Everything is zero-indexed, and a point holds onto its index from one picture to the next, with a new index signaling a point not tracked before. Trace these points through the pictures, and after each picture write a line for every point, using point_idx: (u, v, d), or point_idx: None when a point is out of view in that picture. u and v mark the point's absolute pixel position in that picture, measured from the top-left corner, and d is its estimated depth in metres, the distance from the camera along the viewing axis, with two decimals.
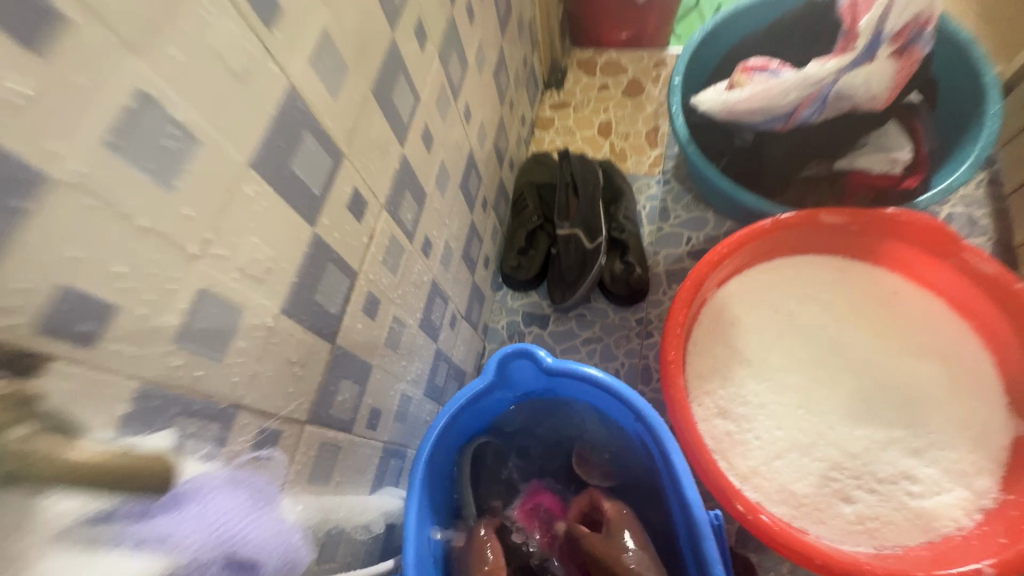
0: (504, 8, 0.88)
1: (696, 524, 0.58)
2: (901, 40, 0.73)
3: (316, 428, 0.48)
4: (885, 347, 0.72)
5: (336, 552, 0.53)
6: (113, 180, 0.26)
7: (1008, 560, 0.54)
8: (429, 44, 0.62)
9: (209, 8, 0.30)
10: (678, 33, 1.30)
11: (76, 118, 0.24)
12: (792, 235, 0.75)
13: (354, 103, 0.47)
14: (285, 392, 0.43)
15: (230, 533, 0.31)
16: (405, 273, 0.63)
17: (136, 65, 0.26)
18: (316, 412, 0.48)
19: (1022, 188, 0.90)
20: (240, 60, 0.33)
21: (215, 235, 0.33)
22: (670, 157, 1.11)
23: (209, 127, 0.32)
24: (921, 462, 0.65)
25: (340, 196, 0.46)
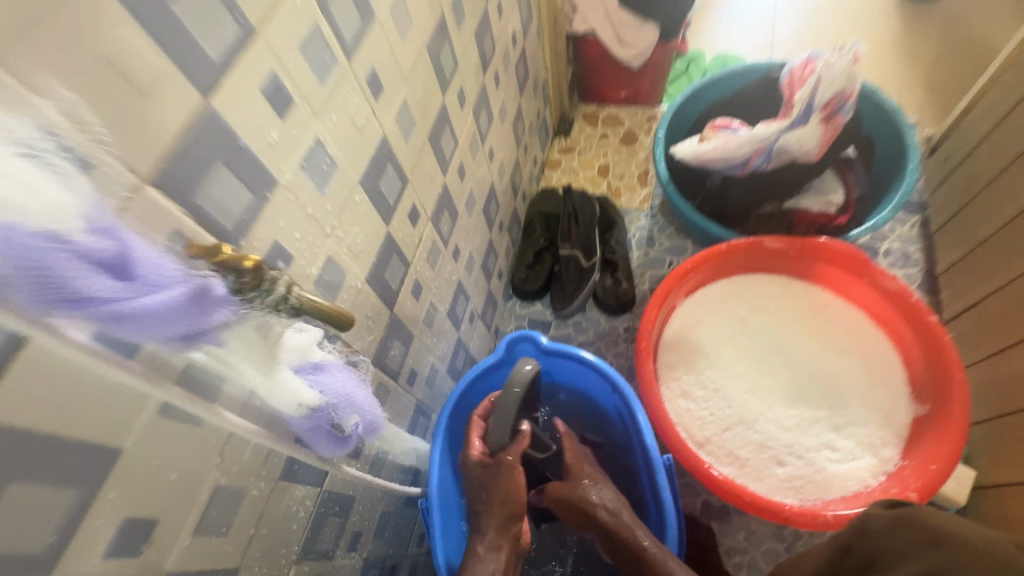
0: (522, 74, 1.12)
1: (653, 464, 0.77)
2: (828, 109, 0.94)
3: (377, 369, 0.68)
4: (816, 347, 0.91)
5: (382, 469, 0.71)
6: (301, 186, 0.48)
7: (920, 492, 0.71)
8: (466, 104, 0.85)
9: (349, 92, 0.52)
10: (670, 93, 1.54)
11: (292, 152, 0.46)
12: (743, 257, 0.95)
13: (417, 146, 0.69)
14: (362, 336, 0.63)
15: (348, 395, 0.48)
16: (440, 270, 0.84)
17: (317, 124, 0.48)
18: (378, 357, 0.67)
19: (943, 228, 1.08)
20: (361, 120, 0.55)
21: (339, 224, 0.55)
22: (658, 195, 1.33)
23: (343, 159, 0.53)
24: (840, 435, 0.83)
25: (404, 207, 0.68)
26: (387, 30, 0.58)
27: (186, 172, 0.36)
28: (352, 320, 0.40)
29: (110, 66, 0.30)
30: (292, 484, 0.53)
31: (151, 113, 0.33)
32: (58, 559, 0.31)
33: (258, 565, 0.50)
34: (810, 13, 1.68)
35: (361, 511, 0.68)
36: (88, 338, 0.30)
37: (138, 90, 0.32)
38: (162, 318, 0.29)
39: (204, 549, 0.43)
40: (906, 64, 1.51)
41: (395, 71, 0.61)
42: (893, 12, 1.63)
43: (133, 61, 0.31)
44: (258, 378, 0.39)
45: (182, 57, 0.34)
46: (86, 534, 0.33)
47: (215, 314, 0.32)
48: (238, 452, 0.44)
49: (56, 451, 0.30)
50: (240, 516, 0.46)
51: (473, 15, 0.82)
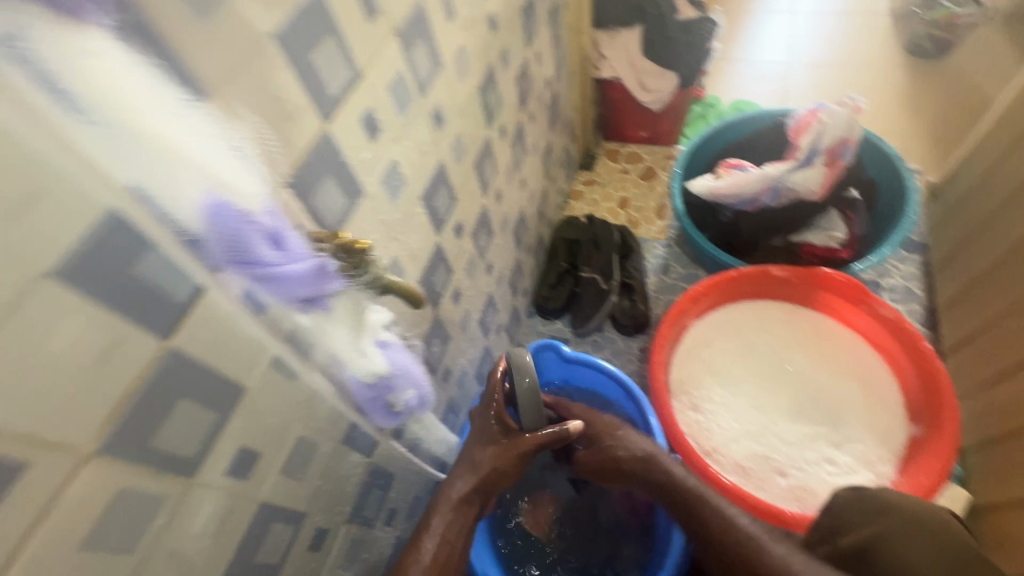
0: (553, 113, 1.25)
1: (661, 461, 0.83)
2: (830, 154, 1.04)
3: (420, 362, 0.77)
4: (818, 369, 0.97)
5: (417, 453, 0.79)
6: (380, 197, 0.59)
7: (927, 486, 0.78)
8: (505, 138, 0.97)
9: (419, 123, 0.63)
10: (688, 135, 1.66)
11: (377, 169, 0.57)
12: (751, 283, 1.03)
13: (465, 171, 0.80)
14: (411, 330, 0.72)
15: (404, 368, 0.57)
16: (475, 281, 0.94)
17: (395, 148, 0.60)
18: (421, 351, 0.77)
19: (942, 267, 1.16)
20: (426, 147, 0.66)
21: (402, 231, 0.65)
22: (673, 226, 1.43)
23: (410, 177, 0.64)
24: (840, 451, 0.89)
25: (451, 222, 0.78)
26: (450, 75, 0.70)
27: (308, 179, 0.47)
28: (423, 301, 0.49)
29: (271, 98, 0.41)
30: (349, 449, 0.61)
31: (292, 133, 0.44)
32: (197, 467, 0.41)
33: (320, 516, 0.59)
34: (821, 68, 1.80)
35: (398, 490, 0.76)
36: (243, 297, 0.40)
37: (286, 116, 0.42)
38: (294, 282, 0.40)
39: (286, 489, 0.52)
40: (911, 116, 1.62)
41: (453, 108, 0.73)
42: (899, 69, 1.75)
43: (285, 95, 0.42)
44: (343, 345, 0.48)
45: (314, 93, 0.45)
46: (216, 452, 0.42)
47: (331, 282, 0.42)
48: (316, 410, 0.54)
49: (209, 381, 0.40)
50: (311, 467, 0.55)
51: (516, 62, 0.95)
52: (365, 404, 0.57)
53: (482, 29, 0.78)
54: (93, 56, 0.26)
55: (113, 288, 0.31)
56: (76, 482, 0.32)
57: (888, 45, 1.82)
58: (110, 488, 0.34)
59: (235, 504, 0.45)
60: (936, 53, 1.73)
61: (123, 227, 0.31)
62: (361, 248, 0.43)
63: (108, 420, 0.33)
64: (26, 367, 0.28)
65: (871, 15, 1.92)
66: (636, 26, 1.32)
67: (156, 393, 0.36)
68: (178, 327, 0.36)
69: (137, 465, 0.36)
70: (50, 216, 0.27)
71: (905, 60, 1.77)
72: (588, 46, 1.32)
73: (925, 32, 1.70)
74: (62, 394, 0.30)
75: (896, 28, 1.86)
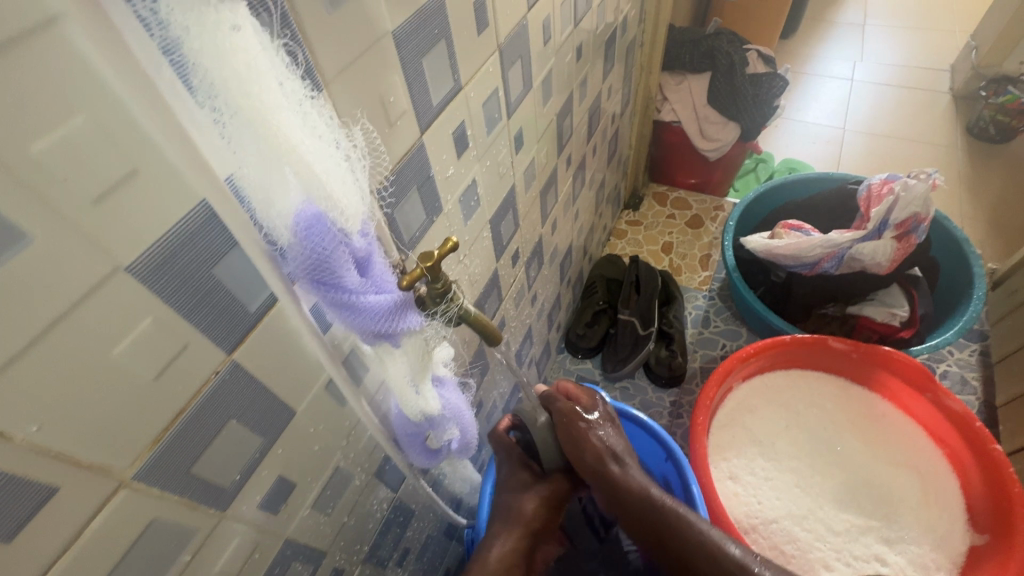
0: (611, 149, 1.22)
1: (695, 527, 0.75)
2: (902, 229, 0.98)
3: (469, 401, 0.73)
4: (872, 455, 0.91)
5: (443, 492, 0.73)
6: (456, 214, 0.55)
7: None
8: (569, 168, 0.94)
9: (502, 145, 0.61)
10: (737, 188, 1.63)
11: (458, 185, 0.53)
12: (806, 352, 0.98)
13: (532, 197, 0.77)
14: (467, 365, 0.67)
15: (457, 411, 0.50)
16: (520, 312, 0.90)
17: (476, 166, 0.56)
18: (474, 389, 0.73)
19: (1004, 360, 1.09)
20: (503, 168, 0.63)
21: (468, 252, 0.61)
22: (717, 279, 1.37)
23: (485, 198, 0.61)
24: (892, 549, 0.82)
25: (511, 248, 0.75)
26: (536, 98, 0.67)
27: (398, 189, 0.43)
28: (500, 341, 0.44)
29: (378, 99, 0.37)
30: (379, 484, 0.55)
31: (391, 139, 0.40)
32: (232, 498, 0.35)
33: (339, 555, 0.53)
34: (878, 138, 1.77)
35: (415, 529, 0.69)
36: (312, 315, 0.36)
37: (388, 121, 0.39)
38: (373, 318, 0.35)
39: (313, 525, 0.46)
40: (969, 200, 1.57)
41: (532, 133, 0.70)
42: (957, 150, 1.71)
43: (391, 99, 0.39)
44: (396, 378, 0.43)
45: (418, 99, 0.42)
46: (255, 481, 0.37)
47: (408, 323, 0.37)
48: (357, 439, 0.49)
49: (264, 401, 0.35)
50: (341, 502, 0.49)
51: (590, 94, 0.93)
52: (403, 439, 0.51)
53: (569, 57, 0.76)
54: (233, 33, 0.22)
55: (190, 288, 0.27)
56: (107, 514, 0.27)
57: (949, 124, 1.78)
58: (142, 520, 0.29)
59: (261, 541, 0.40)
60: (999, 138, 1.68)
61: (211, 222, 0.27)
62: (448, 251, 0.38)
63: (152, 444, 0.28)
64: (79, 377, 0.24)
65: (932, 94, 1.89)
66: (705, 74, 1.35)
67: (208, 413, 0.31)
68: (244, 339, 0.32)
69: (172, 495, 0.31)
70: (140, 197, 0.24)
71: (965, 143, 1.73)
72: (654, 88, 1.31)
73: (989, 116, 1.66)
74: (115, 412, 0.26)
75: (957, 109, 1.83)
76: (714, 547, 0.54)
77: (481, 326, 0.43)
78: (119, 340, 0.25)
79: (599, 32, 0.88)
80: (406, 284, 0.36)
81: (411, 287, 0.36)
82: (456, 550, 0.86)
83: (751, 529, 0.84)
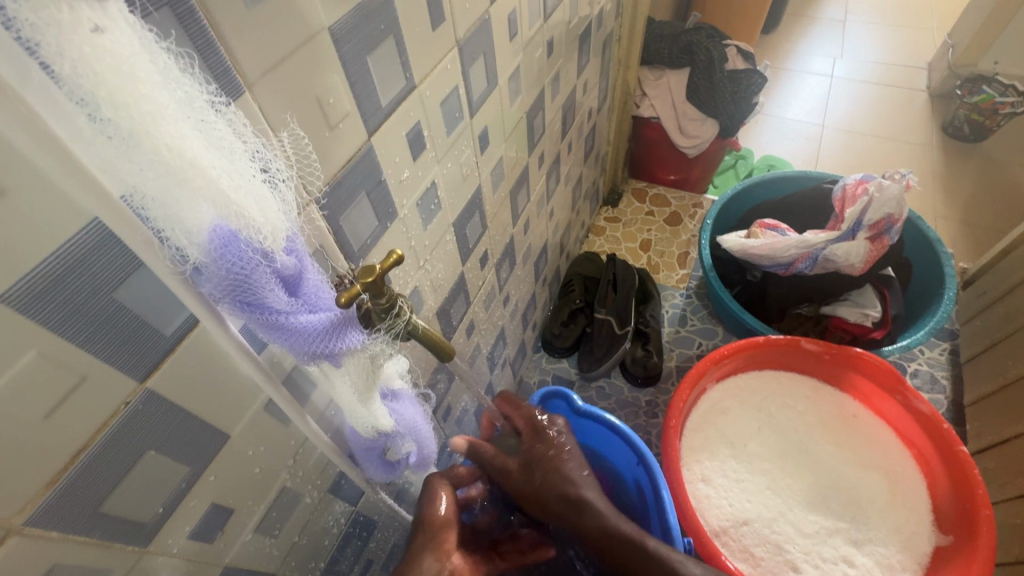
0: (589, 145, 1.19)
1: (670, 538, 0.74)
2: (875, 230, 0.98)
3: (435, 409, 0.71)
4: (842, 456, 0.91)
5: (408, 501, 0.71)
6: (414, 218, 0.52)
7: None
8: (542, 166, 0.91)
9: (464, 146, 0.58)
10: (716, 185, 1.62)
11: (414, 188, 0.50)
12: (780, 353, 0.98)
13: (501, 198, 0.75)
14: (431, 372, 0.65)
15: (413, 425, 0.48)
16: (492, 315, 0.87)
17: (436, 167, 0.53)
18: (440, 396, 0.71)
19: (973, 360, 1.10)
20: (467, 170, 0.61)
21: (429, 258, 0.58)
22: (695, 277, 1.36)
23: (447, 201, 0.58)
24: (859, 551, 0.82)
25: (478, 250, 0.72)
26: (502, 96, 0.65)
27: (341, 197, 0.40)
28: (453, 356, 0.42)
29: (315, 101, 0.34)
30: (334, 499, 0.53)
31: (331, 143, 0.37)
32: (156, 531, 0.33)
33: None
34: (856, 136, 1.78)
35: (378, 540, 0.67)
36: (243, 335, 0.33)
37: (327, 124, 0.36)
38: (308, 338, 0.32)
39: (257, 549, 0.44)
40: (943, 198, 1.58)
41: (499, 132, 0.67)
42: (933, 149, 1.72)
43: (330, 100, 0.36)
44: (343, 394, 0.40)
45: (363, 100, 0.39)
46: (183, 512, 0.34)
47: (348, 342, 0.35)
48: (307, 457, 0.46)
49: (190, 427, 0.33)
50: (290, 523, 0.47)
51: (563, 91, 0.90)
52: (357, 454, 0.49)
53: (539, 52, 0.73)
54: (97, 34, 0.19)
55: (85, 315, 0.25)
56: None
57: (925, 122, 1.80)
58: (42, 565, 0.27)
59: (195, 571, 0.38)
60: (973, 137, 1.70)
61: (108, 243, 0.24)
62: (390, 264, 0.35)
63: (49, 484, 0.26)
64: None
65: (909, 91, 1.90)
66: (684, 69, 1.33)
67: (119, 446, 0.28)
68: (160, 365, 0.29)
69: (78, 536, 0.28)
70: (15, 220, 0.21)
71: (940, 141, 1.74)
72: (632, 83, 1.29)
73: (964, 115, 1.68)
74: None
75: (933, 107, 1.84)
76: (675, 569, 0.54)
77: (430, 340, 0.40)
78: None
79: (572, 27, 0.85)
80: (344, 301, 0.33)
81: (350, 303, 0.34)
82: None
83: (721, 532, 0.84)
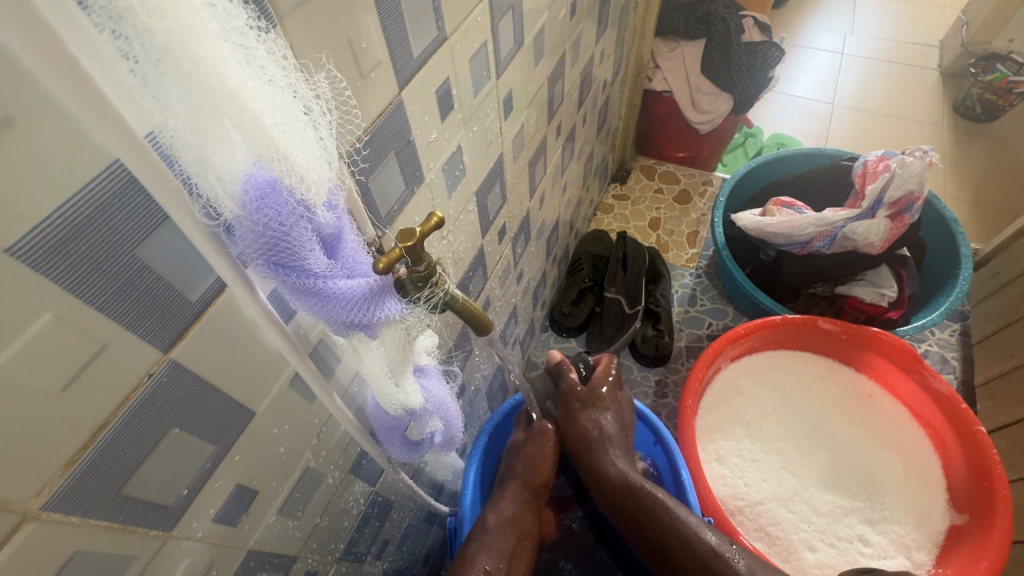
0: (601, 118, 1.15)
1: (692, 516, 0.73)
2: (896, 207, 0.96)
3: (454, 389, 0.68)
4: (857, 436, 0.91)
5: (424, 480, 0.69)
6: (439, 185, 0.49)
7: None
8: (559, 136, 0.88)
9: (489, 110, 0.55)
10: (726, 163, 1.59)
11: (440, 153, 0.47)
12: (795, 332, 0.96)
13: (520, 167, 0.71)
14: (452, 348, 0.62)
15: (442, 403, 0.46)
16: (506, 291, 0.85)
17: (462, 132, 0.50)
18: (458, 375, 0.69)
19: (984, 341, 1.09)
20: (491, 135, 0.57)
21: (452, 229, 0.55)
22: (705, 257, 1.34)
23: (471, 169, 0.55)
24: (874, 529, 0.82)
25: (498, 223, 0.69)
26: (526, 58, 0.61)
27: (374, 154, 0.37)
28: (490, 330, 0.39)
29: (347, 45, 0.31)
30: (355, 479, 0.51)
31: (364, 95, 0.34)
32: (181, 515, 0.30)
33: (311, 558, 0.49)
34: (867, 115, 1.74)
35: (395, 520, 0.65)
36: (271, 302, 0.31)
37: (360, 73, 0.33)
38: (346, 306, 0.29)
39: (280, 531, 0.42)
40: (955, 179, 1.56)
41: (522, 97, 0.63)
42: (943, 129, 1.69)
43: (363, 45, 0.32)
44: (375, 370, 0.38)
45: (396, 49, 0.36)
46: (207, 495, 0.32)
47: (387, 312, 0.32)
48: (331, 436, 0.44)
49: (215, 403, 0.30)
50: (312, 504, 0.45)
51: (582, 58, 0.86)
52: (381, 433, 0.47)
53: (563, 13, 0.69)
54: None
55: (105, 274, 0.22)
56: (9, 553, 0.22)
57: (936, 101, 1.77)
58: (61, 553, 0.24)
59: (219, 556, 0.35)
60: (985, 117, 1.67)
61: (131, 190, 0.21)
62: (431, 229, 0.32)
63: (68, 464, 0.23)
64: None
65: (921, 70, 1.86)
66: (699, 41, 1.28)
67: (141, 423, 0.26)
68: (186, 334, 0.26)
69: (102, 521, 0.26)
70: (27, 154, 0.18)
71: (951, 121, 1.71)
72: (646, 54, 1.24)
73: (976, 94, 1.65)
74: (11, 430, 0.20)
75: (945, 85, 1.81)
76: (692, 535, 0.58)
77: (469, 312, 0.38)
78: (6, 342, 0.19)
79: None
80: (382, 267, 0.30)
81: (388, 270, 0.31)
82: (438, 534, 0.83)
83: (735, 510, 0.84)
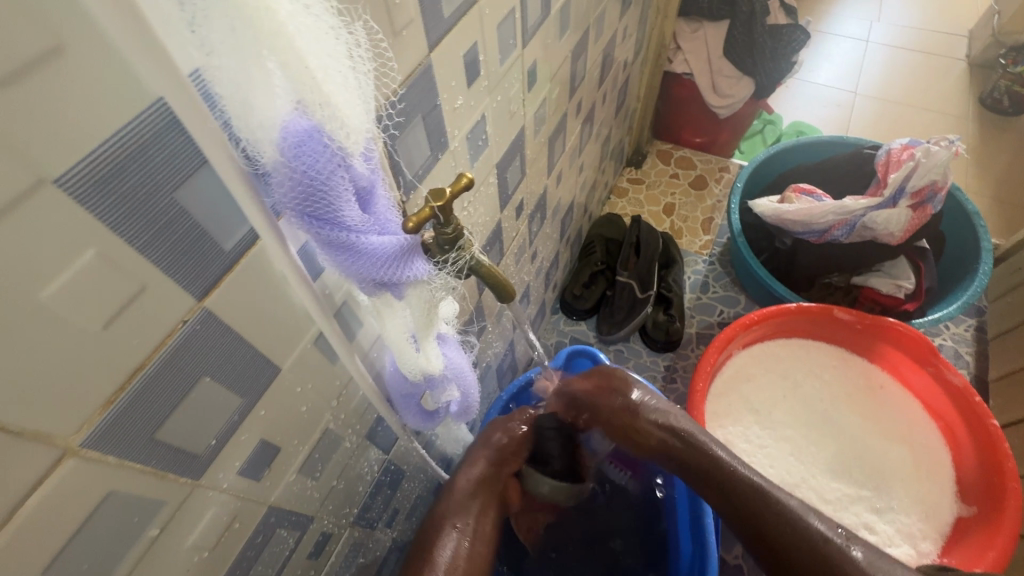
0: (620, 98, 1.14)
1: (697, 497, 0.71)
2: (918, 197, 0.95)
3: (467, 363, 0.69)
4: (866, 427, 0.91)
5: (433, 452, 0.70)
6: (462, 153, 0.48)
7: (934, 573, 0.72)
8: (578, 113, 0.86)
9: (513, 81, 0.54)
10: (743, 150, 1.57)
11: (465, 121, 0.46)
12: (807, 322, 0.95)
13: (540, 143, 0.70)
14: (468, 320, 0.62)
15: (459, 371, 0.45)
16: (520, 269, 0.85)
17: (487, 99, 0.49)
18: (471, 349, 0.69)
19: (1000, 336, 1.08)
20: (513, 106, 0.56)
21: (472, 200, 0.55)
22: (718, 244, 1.33)
23: (493, 140, 0.54)
24: (880, 518, 0.83)
25: (516, 198, 0.69)
26: (551, 29, 0.60)
27: (405, 111, 0.37)
28: (513, 297, 0.39)
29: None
30: (370, 445, 0.51)
31: (397, 52, 0.34)
32: (208, 465, 0.31)
33: (327, 519, 0.49)
34: (889, 105, 1.70)
35: (406, 489, 0.66)
36: (300, 256, 0.31)
37: (393, 28, 0.32)
38: (375, 262, 0.29)
39: (298, 490, 0.42)
40: (977, 173, 1.53)
41: (546, 69, 0.63)
42: (968, 121, 1.66)
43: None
44: (397, 335, 0.37)
45: (427, 6, 0.35)
46: (233, 448, 0.33)
47: (414, 272, 0.32)
48: (348, 400, 0.44)
49: (241, 357, 0.30)
50: (330, 466, 0.45)
51: (605, 33, 0.85)
52: (395, 399, 0.47)
53: None
54: None
55: (144, 217, 0.22)
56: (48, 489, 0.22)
57: (962, 92, 1.72)
58: (97, 492, 0.25)
59: (241, 509, 0.36)
60: (1012, 111, 1.63)
61: (170, 131, 0.21)
62: (458, 189, 0.32)
63: (105, 405, 0.23)
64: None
65: (948, 60, 1.81)
66: (723, 22, 1.25)
67: (176, 369, 0.26)
68: (218, 284, 0.26)
69: (136, 465, 0.26)
70: (63, 87, 0.17)
71: (976, 113, 1.67)
72: (668, 34, 1.21)
73: (1004, 86, 1.61)
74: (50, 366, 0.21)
75: (972, 77, 1.76)
76: (796, 517, 0.52)
77: (492, 277, 0.38)
78: (49, 276, 0.19)
79: None
80: (411, 226, 0.30)
81: (418, 230, 0.30)
82: None
83: None
